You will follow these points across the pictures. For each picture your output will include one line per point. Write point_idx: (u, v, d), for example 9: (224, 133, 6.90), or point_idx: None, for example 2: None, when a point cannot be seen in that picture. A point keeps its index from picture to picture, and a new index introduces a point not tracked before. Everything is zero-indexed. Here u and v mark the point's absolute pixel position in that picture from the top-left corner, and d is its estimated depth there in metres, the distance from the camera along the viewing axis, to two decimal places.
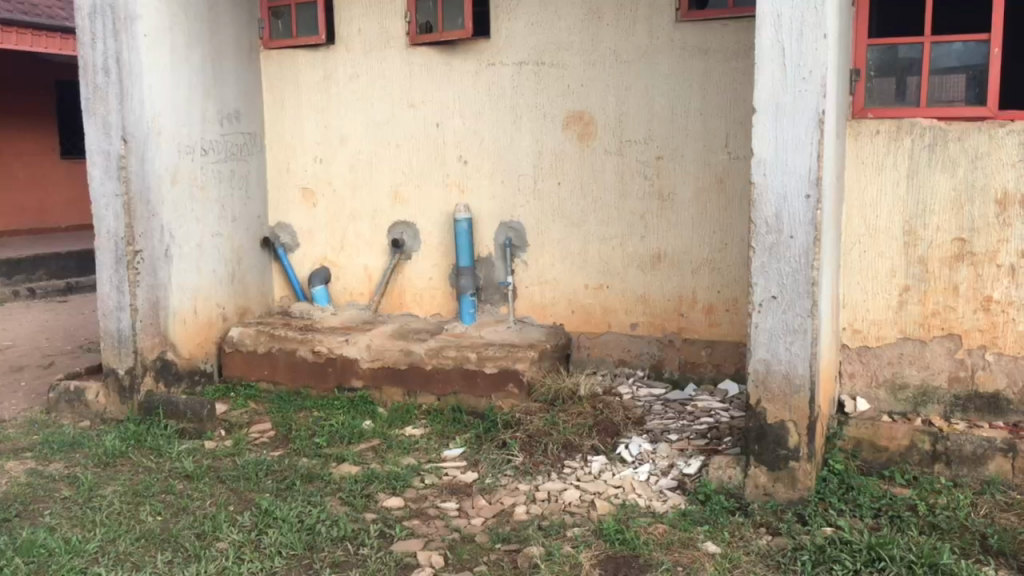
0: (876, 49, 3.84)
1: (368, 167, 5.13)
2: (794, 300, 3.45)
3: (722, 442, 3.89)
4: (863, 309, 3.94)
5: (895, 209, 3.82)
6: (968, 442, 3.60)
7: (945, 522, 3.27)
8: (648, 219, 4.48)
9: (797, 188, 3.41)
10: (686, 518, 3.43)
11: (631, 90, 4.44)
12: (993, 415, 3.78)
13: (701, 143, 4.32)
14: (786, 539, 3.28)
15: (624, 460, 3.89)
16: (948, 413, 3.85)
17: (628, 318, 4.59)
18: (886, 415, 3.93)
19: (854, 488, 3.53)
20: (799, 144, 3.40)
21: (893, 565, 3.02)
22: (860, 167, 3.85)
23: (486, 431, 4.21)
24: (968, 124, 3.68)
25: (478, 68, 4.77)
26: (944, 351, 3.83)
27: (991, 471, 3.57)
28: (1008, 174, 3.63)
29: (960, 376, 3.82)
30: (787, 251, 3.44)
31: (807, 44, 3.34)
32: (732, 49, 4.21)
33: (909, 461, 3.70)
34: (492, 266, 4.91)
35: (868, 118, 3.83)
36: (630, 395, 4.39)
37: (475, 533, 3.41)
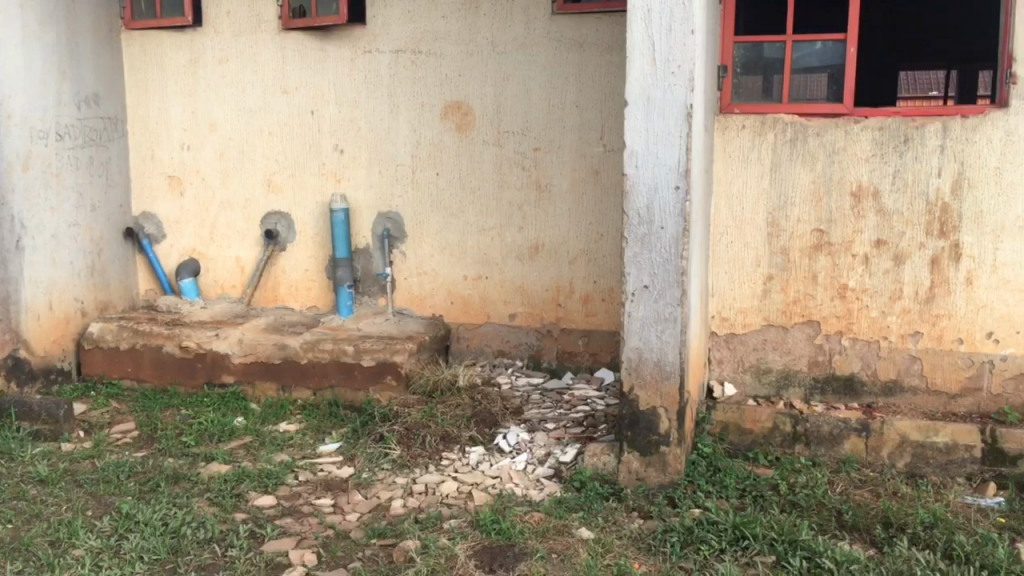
0: (741, 47, 3.99)
1: (239, 155, 4.95)
2: (664, 289, 3.54)
3: (597, 429, 3.96)
4: (731, 297, 4.08)
5: (760, 200, 3.97)
6: (825, 423, 3.80)
7: (804, 500, 3.44)
8: (526, 210, 4.50)
9: (666, 180, 3.49)
10: (561, 505, 3.48)
11: (508, 81, 4.45)
12: (848, 397, 3.97)
13: (577, 135, 4.37)
14: (656, 522, 3.38)
15: (501, 450, 3.91)
16: (807, 395, 4.03)
17: (506, 308, 4.61)
18: (752, 399, 4.09)
19: (720, 470, 3.67)
20: (668, 136, 3.48)
21: (755, 543, 3.17)
22: (726, 161, 3.99)
23: (362, 424, 4.14)
24: (826, 120, 3.85)
25: (354, 54, 4.66)
26: (804, 337, 4.01)
27: (846, 450, 3.77)
28: (861, 168, 3.82)
29: (819, 361, 4.01)
30: (657, 241, 3.53)
31: (676, 40, 3.42)
32: (607, 42, 4.27)
33: (772, 442, 3.87)
34: (369, 258, 4.82)
35: (734, 114, 3.96)
36: (508, 385, 4.41)
37: (349, 530, 3.36)
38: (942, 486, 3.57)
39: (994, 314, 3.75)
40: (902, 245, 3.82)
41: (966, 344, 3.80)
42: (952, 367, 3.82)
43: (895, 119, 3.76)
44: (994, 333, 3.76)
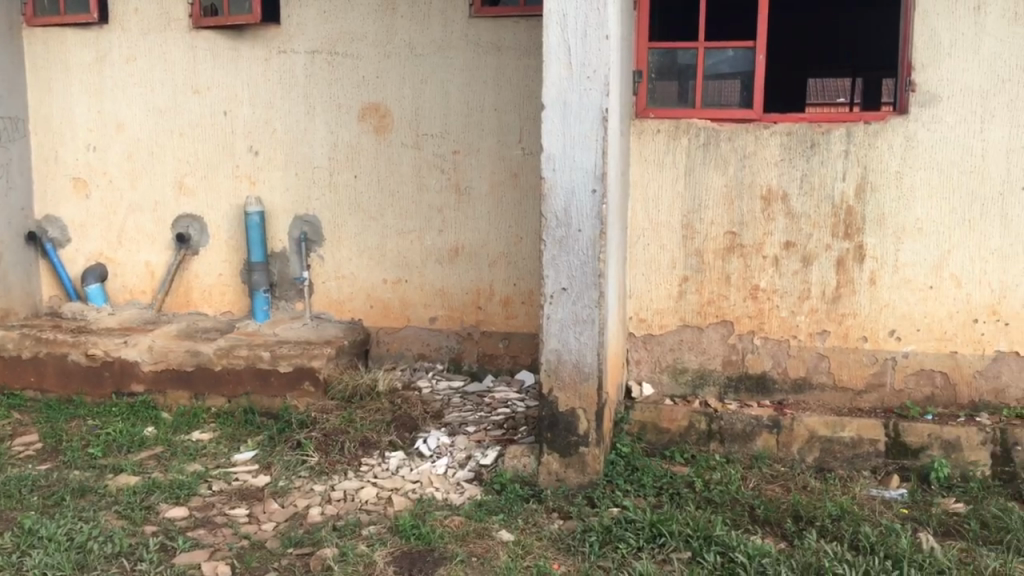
0: (656, 53, 4.07)
1: (149, 157, 4.80)
2: (582, 292, 3.57)
3: (517, 432, 3.97)
4: (648, 299, 4.15)
5: (675, 203, 4.05)
6: (738, 420, 3.89)
7: (718, 496, 3.52)
8: (445, 213, 4.49)
9: (583, 183, 3.53)
10: (481, 508, 3.48)
11: (427, 84, 4.43)
12: (760, 394, 4.08)
13: (495, 138, 4.39)
14: (575, 522, 3.42)
15: (421, 454, 3.89)
16: (722, 394, 4.12)
17: (426, 311, 4.59)
18: (669, 399, 4.17)
19: (638, 469, 3.74)
20: (584, 140, 3.52)
21: (671, 539, 3.23)
22: (642, 164, 4.06)
23: (279, 431, 4.06)
24: (737, 125, 3.95)
25: (268, 55, 4.58)
26: (718, 337, 4.10)
27: (759, 447, 3.87)
28: (771, 172, 3.94)
29: (732, 360, 4.10)
30: (575, 244, 3.57)
31: (591, 45, 3.46)
32: (524, 46, 4.29)
33: (687, 440, 3.95)
34: (286, 262, 4.73)
35: (650, 118, 4.03)
36: (428, 388, 4.39)
37: (265, 539, 3.29)
38: (848, 479, 3.70)
39: (896, 313, 3.90)
40: (810, 246, 3.95)
41: (870, 342, 3.94)
42: (858, 365, 3.96)
43: (802, 125, 3.88)
44: (897, 331, 3.90)
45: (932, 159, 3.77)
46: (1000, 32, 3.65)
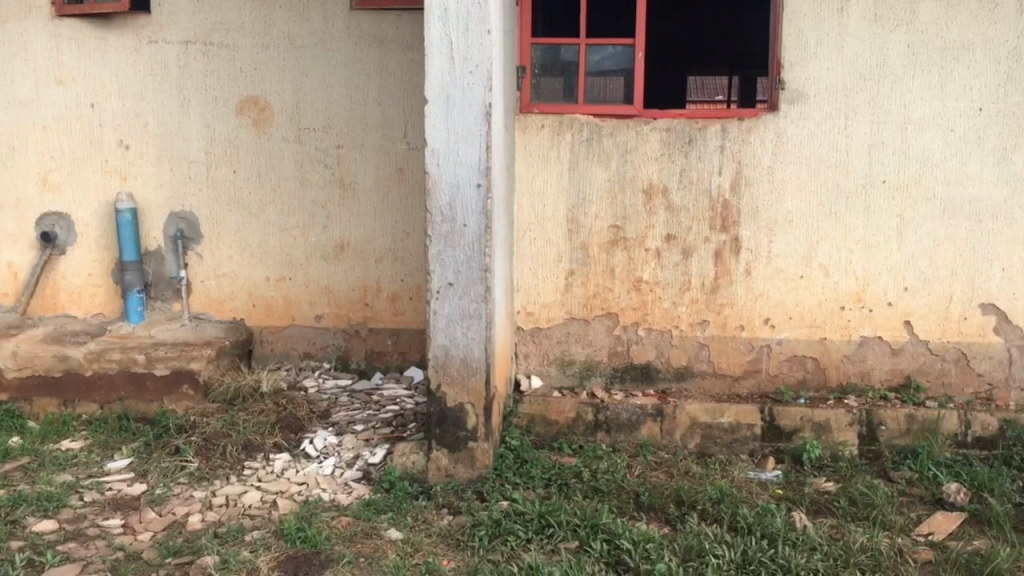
0: (539, 48, 4.10)
1: (9, 151, 4.52)
2: (468, 287, 3.57)
3: (406, 429, 3.94)
4: (535, 293, 4.19)
5: (560, 198, 4.09)
6: (624, 410, 3.98)
7: (605, 485, 3.59)
8: (330, 209, 4.41)
9: (468, 178, 3.53)
10: (370, 507, 3.43)
11: (308, 77, 4.33)
12: (645, 384, 4.18)
13: (380, 132, 4.33)
14: (465, 517, 3.42)
15: (308, 455, 3.81)
16: (608, 384, 4.20)
17: (312, 309, 4.49)
18: (557, 391, 4.22)
19: (527, 462, 3.77)
20: (469, 135, 3.51)
21: (559, 530, 3.28)
22: (527, 159, 4.09)
23: (157, 437, 3.90)
24: (618, 121, 4.02)
25: (138, 45, 4.38)
26: (604, 329, 4.18)
27: (644, 435, 3.97)
28: (651, 167, 4.03)
29: (618, 351, 4.18)
30: (461, 238, 3.56)
31: (473, 39, 3.45)
32: (406, 39, 4.25)
33: (575, 431, 4.01)
34: (161, 260, 4.54)
35: (534, 114, 4.06)
36: (315, 388, 4.31)
37: (142, 550, 3.15)
38: (728, 463, 3.83)
39: (770, 302, 4.05)
40: (690, 238, 4.06)
41: (747, 331, 4.09)
42: (736, 353, 4.10)
43: (681, 121, 3.98)
44: (771, 319, 4.06)
45: (800, 154, 3.93)
46: (861, 33, 3.82)
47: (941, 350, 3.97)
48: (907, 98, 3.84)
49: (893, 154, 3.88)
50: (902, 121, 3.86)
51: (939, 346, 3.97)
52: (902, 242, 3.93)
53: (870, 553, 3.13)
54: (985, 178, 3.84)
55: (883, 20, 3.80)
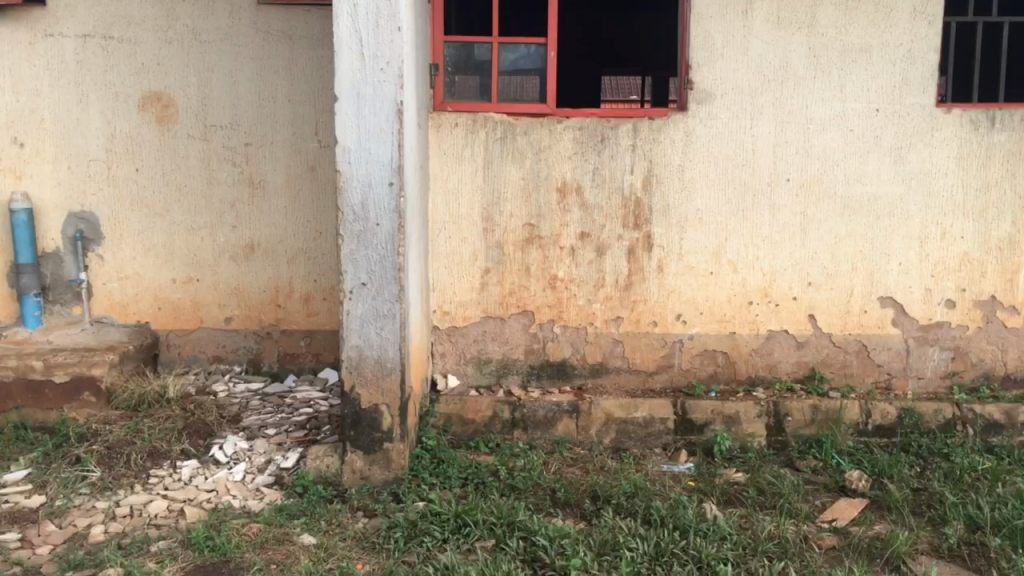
0: (452, 47, 4.09)
1: None
2: (381, 287, 3.53)
3: (320, 431, 3.88)
4: (450, 292, 4.17)
5: (474, 196, 4.09)
6: (540, 407, 4.00)
7: (521, 482, 3.60)
8: (239, 208, 4.30)
9: (380, 176, 3.49)
10: (282, 512, 3.36)
11: (214, 73, 4.21)
12: (561, 381, 4.21)
13: (290, 130, 4.25)
14: (380, 519, 3.38)
15: (217, 461, 3.71)
16: (525, 382, 4.21)
17: (221, 311, 4.38)
18: (474, 390, 4.21)
19: (443, 462, 3.75)
20: (380, 132, 3.47)
21: (476, 529, 3.27)
22: (441, 157, 4.06)
23: (56, 446, 3.73)
24: (531, 119, 4.04)
25: (33, 38, 4.17)
26: (520, 327, 4.19)
27: (560, 432, 3.99)
28: (565, 165, 4.06)
29: (534, 349, 4.20)
30: (373, 237, 3.51)
31: (383, 36, 3.41)
32: (316, 35, 4.18)
33: (492, 429, 4.01)
34: (60, 262, 4.35)
35: (447, 112, 4.04)
36: (225, 392, 4.20)
37: (40, 565, 3.01)
38: (642, 457, 3.89)
39: (682, 299, 4.13)
40: (603, 236, 4.11)
41: (660, 327, 4.16)
42: (649, 348, 4.17)
43: (593, 119, 4.02)
44: (682, 314, 4.14)
45: (708, 153, 4.01)
46: (765, 35, 3.93)
47: (843, 342, 4.11)
48: (809, 99, 3.96)
49: (796, 153, 4.00)
50: (805, 121, 3.98)
51: (841, 338, 4.11)
52: (805, 238, 4.05)
53: (777, 540, 3.21)
54: (882, 176, 3.99)
55: (785, 23, 3.92)
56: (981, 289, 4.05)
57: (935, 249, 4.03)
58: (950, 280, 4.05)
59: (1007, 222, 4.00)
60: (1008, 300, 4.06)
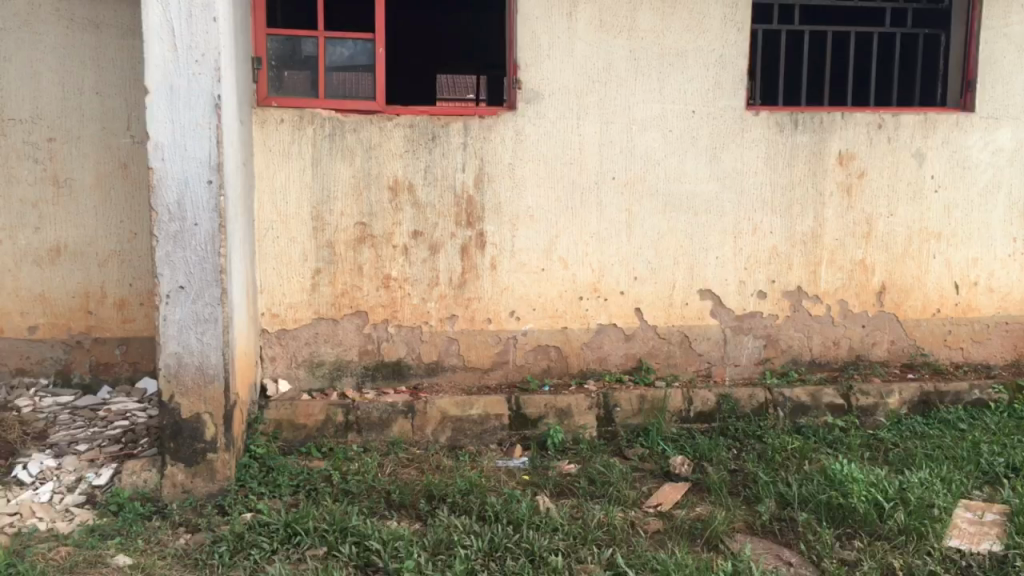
0: (275, 39, 3.95)
1: None
2: (201, 290, 3.36)
3: (138, 445, 3.67)
4: (279, 293, 4.04)
5: (302, 195, 3.97)
6: (374, 409, 3.95)
7: (355, 486, 3.54)
8: (42, 207, 3.99)
9: (197, 174, 3.32)
10: (95, 533, 3.15)
11: (11, 62, 3.89)
12: (397, 381, 4.17)
13: (99, 125, 3.98)
14: (204, 533, 3.22)
15: (21, 482, 3.43)
16: (359, 383, 4.14)
17: (24, 320, 4.05)
18: (306, 394, 4.10)
19: (273, 470, 3.64)
20: (196, 128, 3.30)
21: (307, 537, 3.18)
22: (267, 155, 3.92)
23: None
24: (360, 116, 3.97)
25: None
26: (353, 328, 4.11)
27: (395, 433, 3.96)
28: (395, 163, 4.01)
29: (368, 350, 4.14)
30: (191, 238, 3.35)
31: (197, 27, 3.25)
32: (126, 25, 3.95)
33: (325, 434, 3.93)
34: None
35: (271, 107, 3.90)
36: (29, 408, 3.89)
37: None
38: (477, 454, 3.92)
39: (514, 295, 4.18)
40: (436, 235, 4.09)
41: (494, 323, 4.19)
42: (483, 345, 4.20)
43: (423, 117, 4.00)
44: (516, 311, 4.19)
45: (537, 152, 4.08)
46: (588, 37, 4.03)
47: (667, 334, 4.30)
48: (631, 100, 4.10)
49: (620, 152, 4.14)
50: (628, 121, 4.12)
51: (664, 330, 4.29)
52: (630, 234, 4.20)
53: (606, 528, 3.31)
54: (699, 174, 4.20)
55: (607, 26, 4.04)
56: (788, 281, 4.34)
57: (747, 244, 4.28)
58: (761, 273, 4.31)
59: (810, 218, 4.29)
60: (812, 290, 4.36)
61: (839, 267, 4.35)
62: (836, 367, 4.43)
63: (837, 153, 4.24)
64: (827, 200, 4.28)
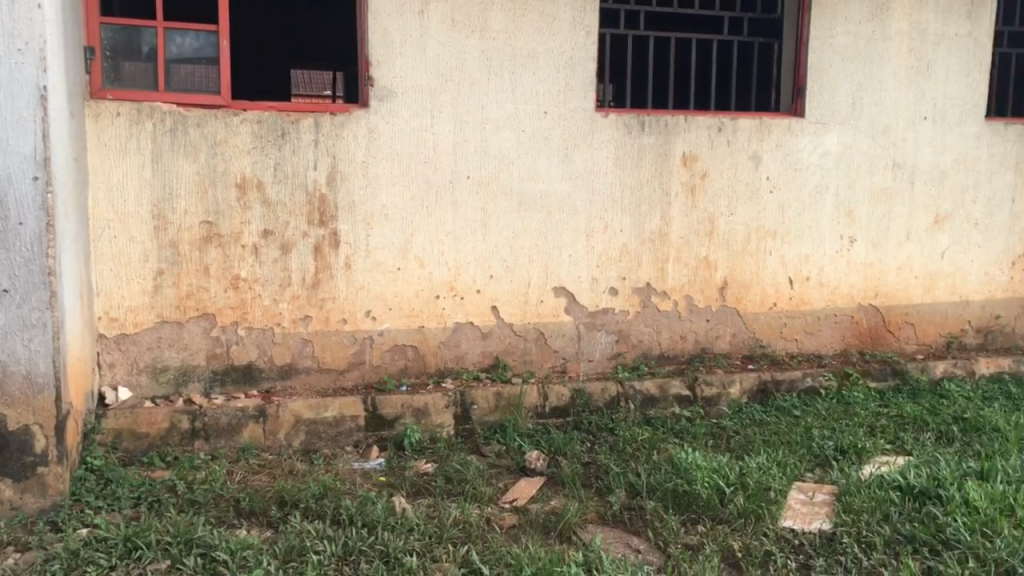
0: (109, 28, 3.72)
1: None
2: (27, 293, 3.14)
3: None
4: (118, 296, 3.83)
5: (141, 192, 3.78)
6: (223, 414, 3.82)
7: (201, 496, 3.41)
8: None
9: (21, 170, 3.10)
10: None
11: None
12: (247, 385, 4.04)
13: None
14: (35, 552, 3.02)
15: None
16: (207, 389, 3.99)
17: None
18: (149, 401, 3.91)
19: (112, 482, 3.46)
20: (19, 121, 3.08)
21: (148, 551, 3.02)
22: (101, 150, 3.71)
23: None
24: (203, 111, 3.81)
25: None
26: (200, 331, 3.95)
27: (245, 438, 3.84)
28: (243, 160, 3.88)
29: (217, 353, 3.99)
30: (15, 238, 3.12)
31: (20, 12, 3.03)
32: None
33: (169, 442, 3.77)
34: None
35: (107, 100, 3.69)
36: None
37: None
38: (332, 457, 3.85)
39: (370, 295, 4.13)
40: (287, 234, 3.99)
41: (349, 324, 4.13)
42: (338, 346, 4.13)
43: (272, 113, 3.88)
44: (371, 311, 4.14)
45: (390, 150, 4.04)
46: (441, 35, 4.03)
47: (523, 331, 4.36)
48: (484, 100, 4.13)
49: (474, 151, 4.16)
50: (481, 121, 4.14)
51: (520, 327, 4.35)
52: (486, 232, 4.23)
53: (462, 526, 3.31)
54: (552, 174, 4.27)
55: (459, 26, 4.05)
56: (638, 277, 4.48)
57: (599, 242, 4.40)
58: (612, 270, 4.44)
59: (657, 217, 4.45)
60: (660, 286, 4.52)
61: (684, 264, 4.54)
62: (683, 360, 4.62)
63: (681, 155, 4.42)
64: (672, 199, 4.45)
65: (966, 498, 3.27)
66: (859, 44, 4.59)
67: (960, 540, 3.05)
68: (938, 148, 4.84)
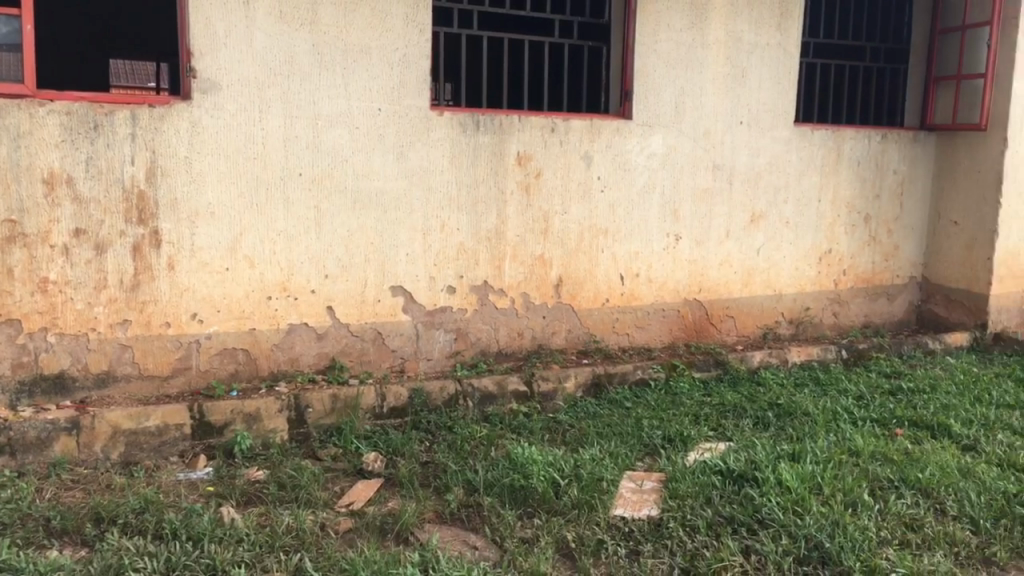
0: None
1: None
2: None
3: None
4: None
5: None
6: (31, 428, 3.54)
7: (6, 517, 3.14)
8: None
9: None
10: None
11: None
12: (60, 395, 3.77)
13: None
14: None
15: None
16: (13, 401, 3.69)
17: None
18: None
19: None
20: None
21: None
22: None
23: None
24: (4, 101, 3.50)
25: None
26: (3, 339, 3.65)
27: (57, 453, 3.59)
28: (51, 153, 3.60)
29: (23, 363, 3.69)
30: None
31: None
32: None
33: None
34: None
35: None
36: None
37: None
38: (154, 469, 3.65)
39: (196, 297, 3.94)
40: (101, 234, 3.74)
41: (173, 327, 3.93)
42: (162, 351, 3.92)
43: (83, 103, 3.62)
44: (198, 314, 3.96)
45: (216, 145, 3.87)
46: (268, 28, 3.90)
47: (360, 331, 4.30)
48: (315, 95, 4.03)
49: (306, 147, 4.05)
50: (312, 117, 4.04)
51: (356, 327, 4.29)
52: (319, 231, 4.13)
53: (295, 533, 3.21)
54: (387, 172, 4.23)
55: (287, 18, 3.93)
56: (475, 276, 4.52)
57: (436, 241, 4.39)
58: (449, 269, 4.45)
59: (493, 216, 4.50)
60: (497, 284, 4.58)
61: (520, 262, 4.61)
62: (521, 356, 4.70)
63: (516, 154, 4.48)
64: (508, 198, 4.51)
65: (779, 479, 3.49)
66: (681, 50, 4.81)
67: (774, 519, 3.25)
68: (754, 151, 5.14)
